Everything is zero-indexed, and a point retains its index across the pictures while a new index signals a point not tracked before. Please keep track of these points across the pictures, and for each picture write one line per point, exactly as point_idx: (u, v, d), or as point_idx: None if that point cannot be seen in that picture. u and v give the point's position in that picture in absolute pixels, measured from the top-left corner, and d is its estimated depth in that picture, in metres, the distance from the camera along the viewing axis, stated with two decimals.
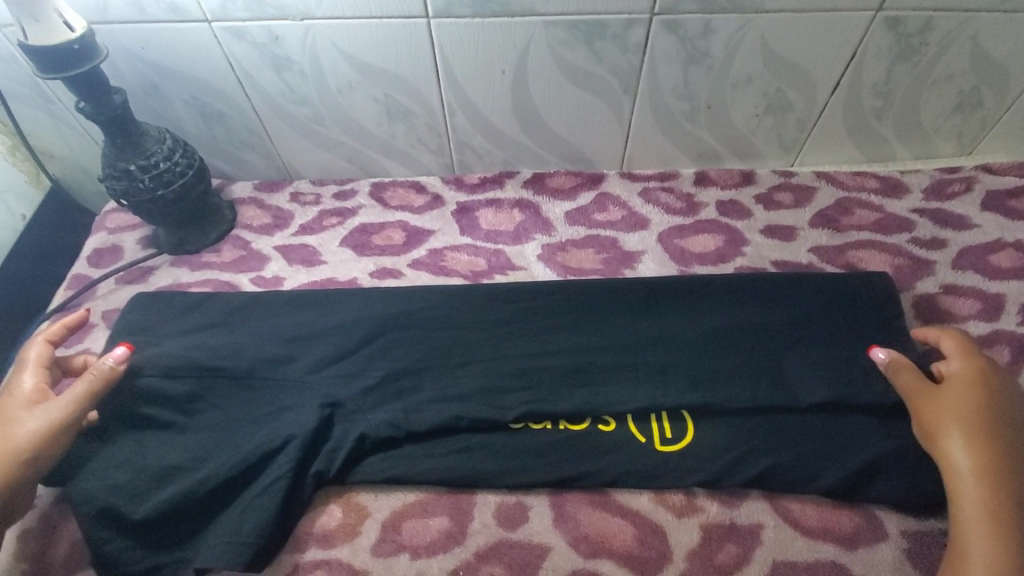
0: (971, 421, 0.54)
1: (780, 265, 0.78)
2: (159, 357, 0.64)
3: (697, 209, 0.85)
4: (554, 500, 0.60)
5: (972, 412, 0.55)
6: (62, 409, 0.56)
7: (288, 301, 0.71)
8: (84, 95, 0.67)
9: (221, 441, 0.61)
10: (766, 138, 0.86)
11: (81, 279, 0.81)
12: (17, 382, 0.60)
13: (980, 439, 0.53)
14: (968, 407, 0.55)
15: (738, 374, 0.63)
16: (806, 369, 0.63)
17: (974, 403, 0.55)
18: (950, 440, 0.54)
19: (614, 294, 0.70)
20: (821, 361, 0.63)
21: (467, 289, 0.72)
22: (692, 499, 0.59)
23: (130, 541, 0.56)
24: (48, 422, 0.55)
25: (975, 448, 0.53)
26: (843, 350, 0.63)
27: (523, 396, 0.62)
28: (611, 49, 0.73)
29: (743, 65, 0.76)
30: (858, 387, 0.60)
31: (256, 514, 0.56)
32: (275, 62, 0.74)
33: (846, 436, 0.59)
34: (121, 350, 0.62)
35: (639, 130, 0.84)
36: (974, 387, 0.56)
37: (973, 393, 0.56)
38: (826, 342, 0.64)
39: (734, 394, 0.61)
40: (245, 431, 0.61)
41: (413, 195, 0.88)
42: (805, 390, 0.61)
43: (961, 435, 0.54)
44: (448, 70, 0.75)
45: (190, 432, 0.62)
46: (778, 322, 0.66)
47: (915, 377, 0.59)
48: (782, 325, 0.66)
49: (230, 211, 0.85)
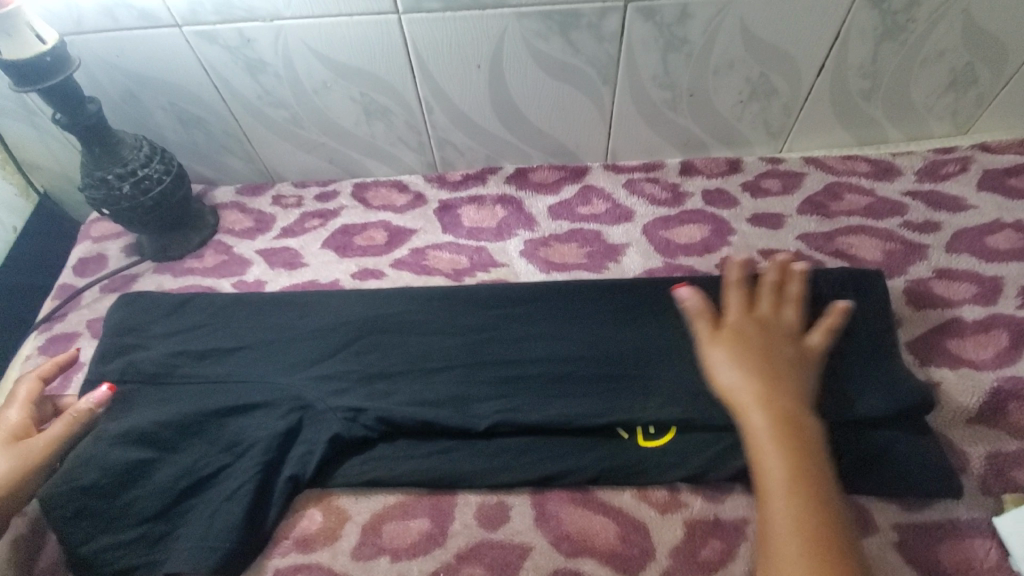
0: (754, 379, 0.51)
1: (767, 254, 0.76)
2: (146, 363, 0.65)
3: (682, 200, 0.83)
4: (535, 499, 0.59)
5: (770, 369, 0.51)
6: (39, 448, 0.56)
7: (270, 305, 0.72)
8: (60, 106, 0.66)
9: (192, 440, 0.61)
10: (752, 125, 0.85)
11: (66, 289, 0.81)
12: (2, 415, 0.58)
13: (774, 394, 0.50)
14: (744, 361, 0.52)
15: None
16: None
17: (748, 356, 0.52)
18: (750, 389, 0.50)
19: (600, 303, 0.70)
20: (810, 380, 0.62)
21: (446, 295, 0.71)
22: (676, 494, 0.58)
23: (103, 542, 0.56)
24: (24, 460, 0.55)
25: (772, 401, 0.49)
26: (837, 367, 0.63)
27: (498, 405, 0.62)
28: (586, 40, 0.72)
29: (724, 51, 0.74)
30: (847, 406, 0.60)
31: (223, 519, 0.56)
32: (248, 64, 0.73)
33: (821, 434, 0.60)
34: (101, 389, 0.62)
35: (622, 121, 0.83)
36: (742, 337, 0.54)
37: (755, 343, 0.53)
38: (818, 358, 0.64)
39: (718, 411, 0.60)
40: (214, 426, 0.62)
41: (395, 194, 0.88)
42: None
43: (765, 387, 0.50)
44: (422, 66, 0.74)
45: (154, 431, 0.61)
46: None
47: (706, 331, 0.56)
48: None
49: (212, 216, 0.85)
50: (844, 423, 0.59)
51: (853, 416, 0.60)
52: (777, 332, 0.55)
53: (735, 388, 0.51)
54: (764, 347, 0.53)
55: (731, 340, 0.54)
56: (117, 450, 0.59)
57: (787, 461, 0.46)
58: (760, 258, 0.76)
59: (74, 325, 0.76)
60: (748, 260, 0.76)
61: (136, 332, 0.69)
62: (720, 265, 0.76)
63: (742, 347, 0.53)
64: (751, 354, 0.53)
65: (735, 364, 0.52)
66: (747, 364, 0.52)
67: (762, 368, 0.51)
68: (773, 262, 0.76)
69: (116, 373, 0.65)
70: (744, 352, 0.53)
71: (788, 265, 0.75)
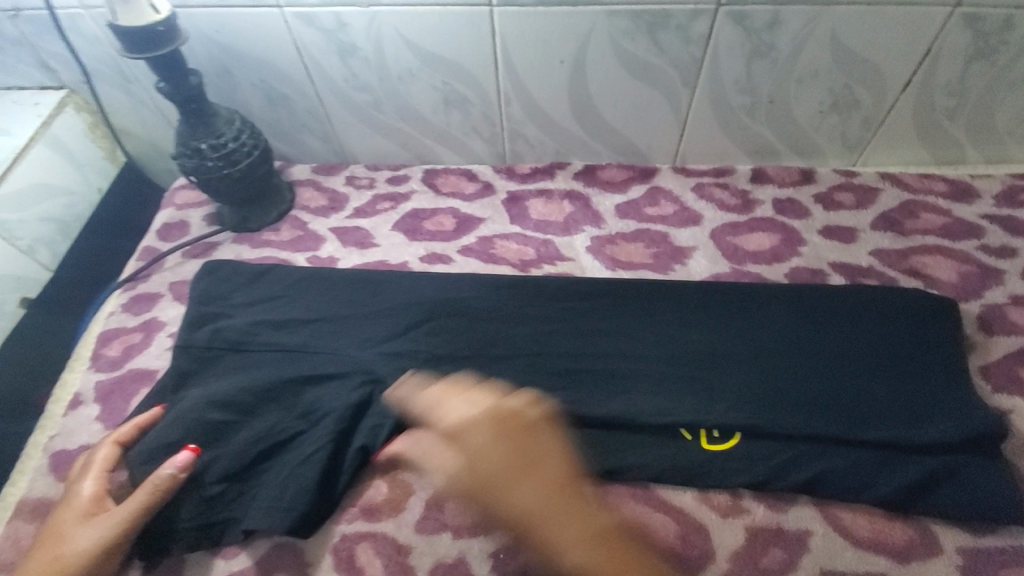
0: (526, 505, 0.55)
1: (839, 267, 0.76)
2: (228, 332, 0.68)
3: (753, 207, 0.82)
4: (596, 491, 0.59)
5: (570, 473, 0.58)
6: (118, 517, 0.54)
7: (344, 282, 0.74)
8: (164, 76, 0.69)
9: (268, 406, 0.64)
10: (828, 136, 0.83)
11: (150, 251, 0.84)
12: (77, 488, 0.58)
13: (554, 478, 0.57)
14: (530, 493, 0.56)
15: (791, 403, 0.61)
16: (868, 405, 0.61)
17: (517, 477, 0.57)
18: (523, 485, 0.56)
19: (668, 304, 0.70)
20: (879, 396, 0.61)
21: (514, 284, 0.72)
22: (738, 500, 0.58)
23: (184, 497, 0.59)
24: (105, 531, 0.54)
25: (570, 502, 0.56)
26: (906, 386, 0.62)
27: (563, 395, 0.63)
28: (673, 41, 0.72)
29: (810, 59, 0.73)
30: (916, 427, 0.59)
31: (296, 483, 0.58)
32: (340, 47, 0.76)
33: (890, 453, 0.58)
34: (185, 453, 0.58)
35: (697, 124, 0.83)
36: (530, 441, 0.59)
37: (550, 452, 0.59)
38: (887, 375, 0.63)
39: (786, 420, 0.60)
40: (289, 394, 0.64)
41: (464, 182, 0.89)
42: (866, 426, 0.59)
43: (573, 514, 0.55)
44: (506, 58, 0.76)
45: (233, 395, 0.63)
46: (842, 350, 0.65)
47: (488, 423, 0.59)
48: (839, 349, 0.65)
49: (289, 192, 0.88)
50: (917, 444, 0.58)
51: (921, 437, 0.58)
52: (517, 427, 0.60)
53: (490, 492, 0.56)
54: (527, 461, 0.58)
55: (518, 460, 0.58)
56: (202, 411, 0.62)
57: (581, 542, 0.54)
58: (830, 271, 0.75)
59: (158, 286, 0.80)
60: (817, 272, 0.75)
61: (219, 300, 0.72)
62: (789, 275, 0.75)
63: (487, 447, 0.57)
64: (529, 462, 0.58)
65: (497, 470, 0.56)
66: (529, 482, 0.57)
67: (528, 479, 0.57)
68: (844, 276, 0.75)
69: (202, 340, 0.68)
70: (524, 476, 0.57)
71: (859, 280, 0.74)
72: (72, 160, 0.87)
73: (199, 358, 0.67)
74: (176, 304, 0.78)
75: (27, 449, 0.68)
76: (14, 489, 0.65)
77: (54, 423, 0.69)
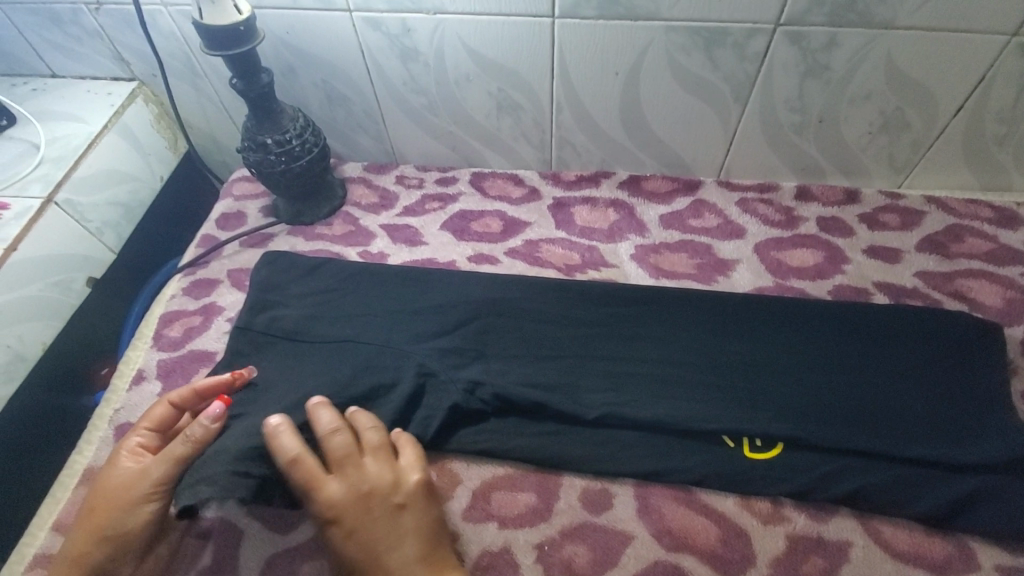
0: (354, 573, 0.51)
1: (883, 287, 0.76)
2: (286, 322, 0.71)
3: (797, 223, 0.84)
4: (638, 491, 0.61)
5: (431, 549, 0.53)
6: (161, 466, 0.57)
7: (395, 277, 0.77)
8: (239, 73, 0.73)
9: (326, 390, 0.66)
10: (876, 157, 0.84)
11: (209, 239, 0.88)
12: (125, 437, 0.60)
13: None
14: (343, 549, 0.52)
15: (835, 417, 0.62)
16: (911, 422, 0.61)
17: (358, 553, 0.51)
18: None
19: (712, 314, 0.71)
20: (923, 414, 0.62)
21: (561, 287, 0.74)
22: (779, 508, 0.59)
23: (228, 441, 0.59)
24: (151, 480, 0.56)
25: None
26: (950, 406, 0.62)
27: (608, 397, 0.65)
28: (729, 57, 0.74)
29: (863, 81, 0.74)
30: (960, 446, 0.59)
31: None
32: (403, 51, 0.79)
33: (933, 471, 0.59)
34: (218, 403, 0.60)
35: (744, 139, 0.84)
36: (342, 545, 0.52)
37: (410, 533, 0.53)
38: (930, 394, 0.63)
39: (828, 433, 0.60)
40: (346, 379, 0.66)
41: (511, 186, 0.92)
42: (909, 443, 0.60)
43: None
44: (562, 68, 0.78)
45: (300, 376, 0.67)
46: (885, 367, 0.66)
47: (335, 488, 0.54)
48: (882, 366, 0.66)
49: (341, 188, 0.92)
50: (961, 462, 0.58)
51: (964, 456, 0.58)
52: (385, 504, 0.54)
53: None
54: (379, 535, 0.52)
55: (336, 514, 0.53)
56: (271, 387, 0.66)
57: None
58: (875, 290, 0.76)
59: (216, 272, 0.84)
60: (861, 291, 0.76)
61: (276, 290, 0.75)
62: (833, 292, 0.76)
63: (345, 509, 0.53)
64: (371, 545, 0.51)
65: (339, 531, 0.52)
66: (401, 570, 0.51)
67: (373, 555, 0.51)
68: (889, 296, 0.75)
69: (260, 328, 0.71)
70: (357, 556, 0.51)
71: (904, 300, 0.75)
72: (139, 148, 0.91)
73: (257, 345, 0.70)
74: (234, 291, 0.81)
75: (92, 420, 0.71)
76: (80, 458, 0.68)
77: (119, 398, 0.72)
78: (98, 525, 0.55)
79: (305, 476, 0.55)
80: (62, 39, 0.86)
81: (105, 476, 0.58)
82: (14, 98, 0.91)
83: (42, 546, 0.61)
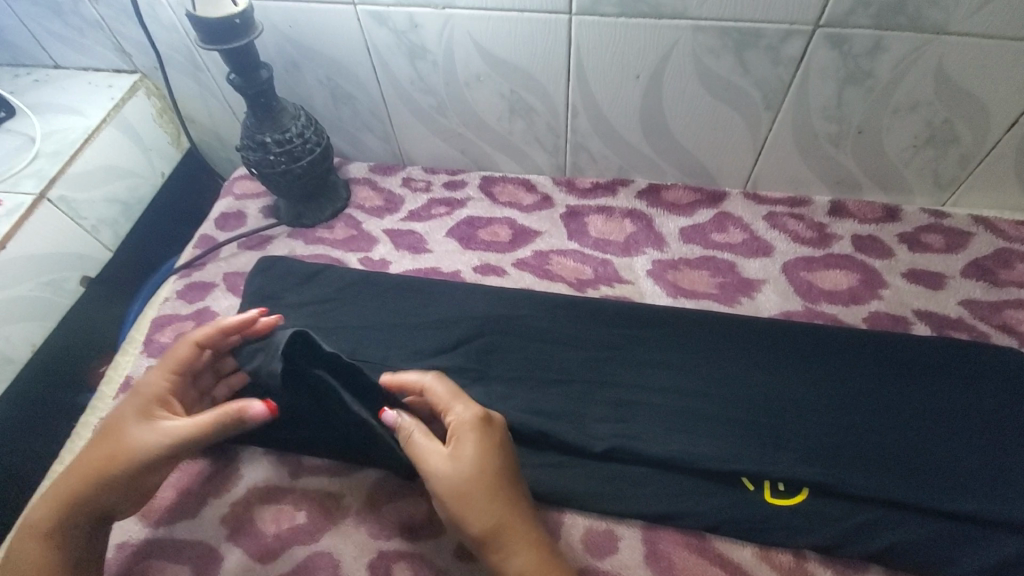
0: (491, 483, 0.51)
1: (924, 316, 0.70)
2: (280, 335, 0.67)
3: (830, 241, 0.78)
4: (646, 535, 0.56)
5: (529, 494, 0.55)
6: (179, 434, 0.53)
7: (395, 288, 0.73)
8: (236, 68, 0.69)
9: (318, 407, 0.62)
10: (919, 172, 0.77)
11: (207, 239, 0.85)
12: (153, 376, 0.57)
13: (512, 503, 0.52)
14: (486, 458, 0.52)
15: (869, 462, 0.56)
16: (953, 470, 0.55)
17: (501, 468, 0.52)
18: (525, 512, 0.52)
19: (734, 340, 0.66)
20: (967, 463, 0.56)
21: (572, 304, 0.69)
22: (802, 562, 0.54)
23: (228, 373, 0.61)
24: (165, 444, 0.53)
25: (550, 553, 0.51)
26: (998, 454, 0.56)
27: (617, 428, 0.60)
28: (761, 61, 0.68)
29: (910, 89, 0.68)
30: (1010, 502, 0.53)
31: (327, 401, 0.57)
32: (410, 49, 0.74)
33: (978, 530, 0.53)
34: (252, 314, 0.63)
35: (775, 149, 0.78)
36: (488, 456, 0.52)
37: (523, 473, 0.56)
38: (975, 440, 0.57)
39: (859, 480, 0.55)
40: None
41: (522, 192, 0.87)
42: (951, 496, 0.54)
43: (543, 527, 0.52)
44: (579, 69, 0.73)
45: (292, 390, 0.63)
46: (925, 407, 0.60)
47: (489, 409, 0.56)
48: (921, 405, 0.60)
49: (345, 190, 0.88)
50: (1011, 522, 0.52)
51: (1013, 515, 0.52)
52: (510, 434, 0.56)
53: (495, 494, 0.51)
54: (515, 461, 0.54)
55: (492, 426, 0.54)
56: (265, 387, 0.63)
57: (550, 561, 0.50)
58: (914, 319, 0.70)
59: (212, 275, 0.80)
60: (899, 319, 0.70)
61: (272, 299, 0.71)
62: (868, 319, 0.70)
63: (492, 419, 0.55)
64: (512, 466, 0.54)
65: (488, 441, 0.53)
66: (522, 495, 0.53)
67: (509, 472, 0.53)
68: (930, 326, 0.69)
69: None
70: (498, 471, 0.52)
71: (947, 332, 0.68)
72: (139, 143, 0.88)
73: None
74: (229, 295, 0.78)
75: (76, 429, 0.68)
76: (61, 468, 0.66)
77: (105, 406, 0.69)
78: (108, 467, 0.52)
79: (452, 391, 0.56)
80: (63, 29, 0.84)
81: (123, 412, 0.55)
82: (15, 90, 0.88)
83: None
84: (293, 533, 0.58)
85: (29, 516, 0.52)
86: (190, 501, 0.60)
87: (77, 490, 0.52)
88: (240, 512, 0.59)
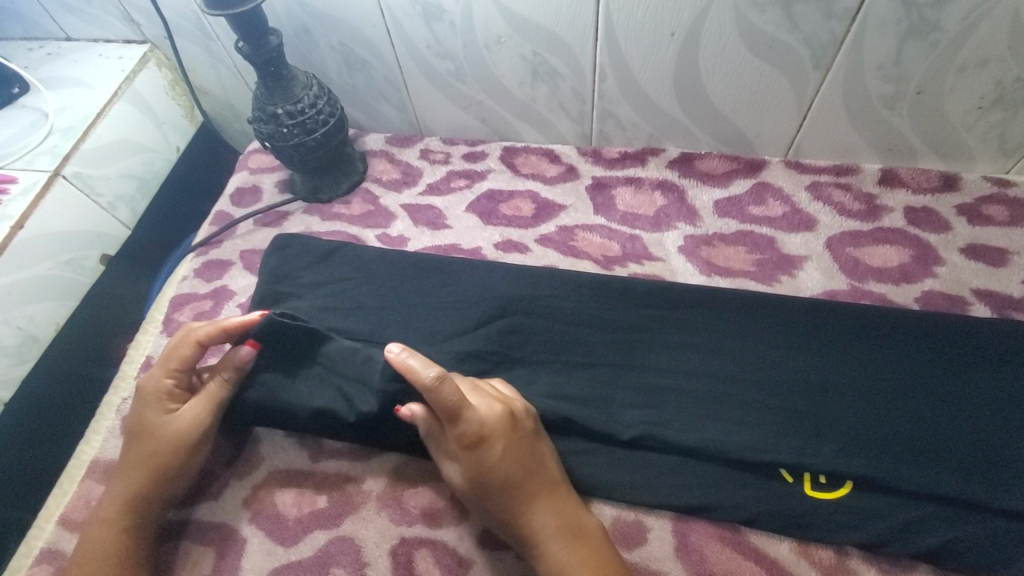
0: (511, 486, 0.51)
1: (983, 296, 0.64)
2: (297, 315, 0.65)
3: (879, 214, 0.72)
4: (677, 526, 0.53)
5: (559, 477, 0.53)
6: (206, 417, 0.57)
7: (413, 266, 0.70)
8: (244, 35, 0.65)
9: None
10: (983, 136, 0.70)
11: (224, 216, 0.83)
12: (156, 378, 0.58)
13: (539, 491, 0.51)
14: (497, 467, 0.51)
15: (921, 454, 0.52)
16: (1014, 465, 0.51)
17: (514, 472, 0.51)
18: (545, 504, 0.51)
19: (774, 321, 0.61)
20: None
21: (599, 282, 0.66)
22: (845, 559, 0.51)
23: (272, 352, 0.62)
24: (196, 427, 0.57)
25: (575, 542, 0.49)
26: None
27: (646, 415, 0.57)
28: (812, 14, 0.61)
29: (981, 43, 0.61)
30: None
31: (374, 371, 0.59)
32: (426, 9, 0.69)
33: None
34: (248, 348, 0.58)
35: (822, 113, 0.71)
36: (502, 456, 0.51)
37: (547, 455, 0.54)
38: None
39: (910, 476, 0.51)
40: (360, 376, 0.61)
41: (546, 163, 0.82)
42: (1012, 492, 0.50)
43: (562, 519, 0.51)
44: (609, 29, 0.67)
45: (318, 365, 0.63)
46: (984, 395, 0.55)
47: (487, 401, 0.53)
48: (979, 394, 0.55)
49: (361, 162, 0.84)
50: None
51: None
52: (526, 427, 0.53)
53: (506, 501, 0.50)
54: (527, 457, 0.52)
55: (494, 437, 0.51)
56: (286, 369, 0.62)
57: (584, 546, 0.49)
58: (972, 298, 0.64)
59: (229, 254, 0.79)
60: (956, 299, 0.64)
61: (287, 278, 0.69)
62: (921, 299, 0.65)
63: (494, 428, 0.51)
64: (524, 466, 0.51)
65: (490, 454, 0.51)
66: (544, 488, 0.52)
67: (519, 481, 0.51)
68: (990, 306, 0.63)
69: None
70: (511, 477, 0.51)
71: (1008, 313, 0.63)
72: (152, 117, 0.86)
73: None
74: (246, 274, 0.76)
75: (101, 409, 0.69)
76: (88, 448, 0.66)
77: (127, 384, 0.69)
78: (147, 462, 0.55)
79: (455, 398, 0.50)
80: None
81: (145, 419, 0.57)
82: (29, 63, 0.87)
83: (49, 540, 0.59)
84: (314, 516, 0.57)
85: (90, 535, 0.53)
86: (214, 481, 0.60)
87: (128, 491, 0.55)
88: (262, 494, 0.59)
